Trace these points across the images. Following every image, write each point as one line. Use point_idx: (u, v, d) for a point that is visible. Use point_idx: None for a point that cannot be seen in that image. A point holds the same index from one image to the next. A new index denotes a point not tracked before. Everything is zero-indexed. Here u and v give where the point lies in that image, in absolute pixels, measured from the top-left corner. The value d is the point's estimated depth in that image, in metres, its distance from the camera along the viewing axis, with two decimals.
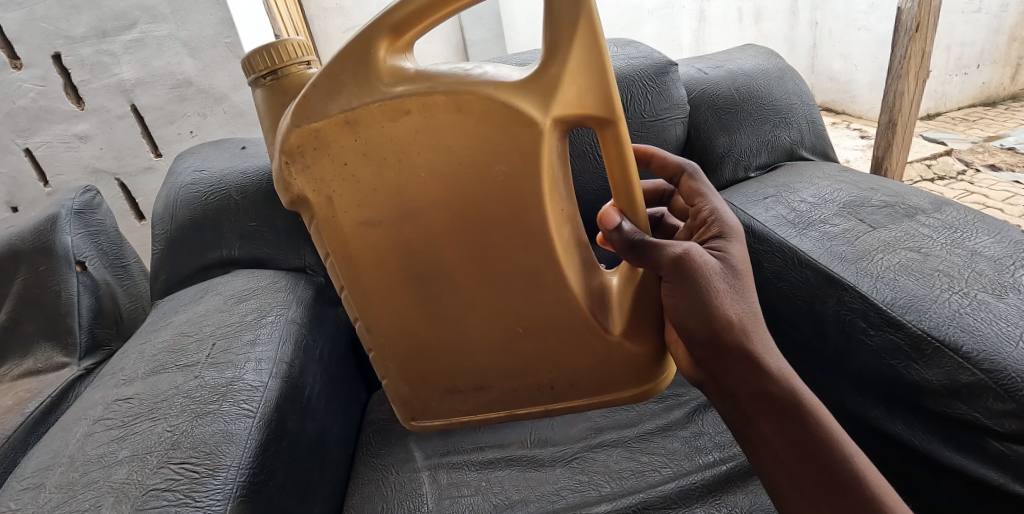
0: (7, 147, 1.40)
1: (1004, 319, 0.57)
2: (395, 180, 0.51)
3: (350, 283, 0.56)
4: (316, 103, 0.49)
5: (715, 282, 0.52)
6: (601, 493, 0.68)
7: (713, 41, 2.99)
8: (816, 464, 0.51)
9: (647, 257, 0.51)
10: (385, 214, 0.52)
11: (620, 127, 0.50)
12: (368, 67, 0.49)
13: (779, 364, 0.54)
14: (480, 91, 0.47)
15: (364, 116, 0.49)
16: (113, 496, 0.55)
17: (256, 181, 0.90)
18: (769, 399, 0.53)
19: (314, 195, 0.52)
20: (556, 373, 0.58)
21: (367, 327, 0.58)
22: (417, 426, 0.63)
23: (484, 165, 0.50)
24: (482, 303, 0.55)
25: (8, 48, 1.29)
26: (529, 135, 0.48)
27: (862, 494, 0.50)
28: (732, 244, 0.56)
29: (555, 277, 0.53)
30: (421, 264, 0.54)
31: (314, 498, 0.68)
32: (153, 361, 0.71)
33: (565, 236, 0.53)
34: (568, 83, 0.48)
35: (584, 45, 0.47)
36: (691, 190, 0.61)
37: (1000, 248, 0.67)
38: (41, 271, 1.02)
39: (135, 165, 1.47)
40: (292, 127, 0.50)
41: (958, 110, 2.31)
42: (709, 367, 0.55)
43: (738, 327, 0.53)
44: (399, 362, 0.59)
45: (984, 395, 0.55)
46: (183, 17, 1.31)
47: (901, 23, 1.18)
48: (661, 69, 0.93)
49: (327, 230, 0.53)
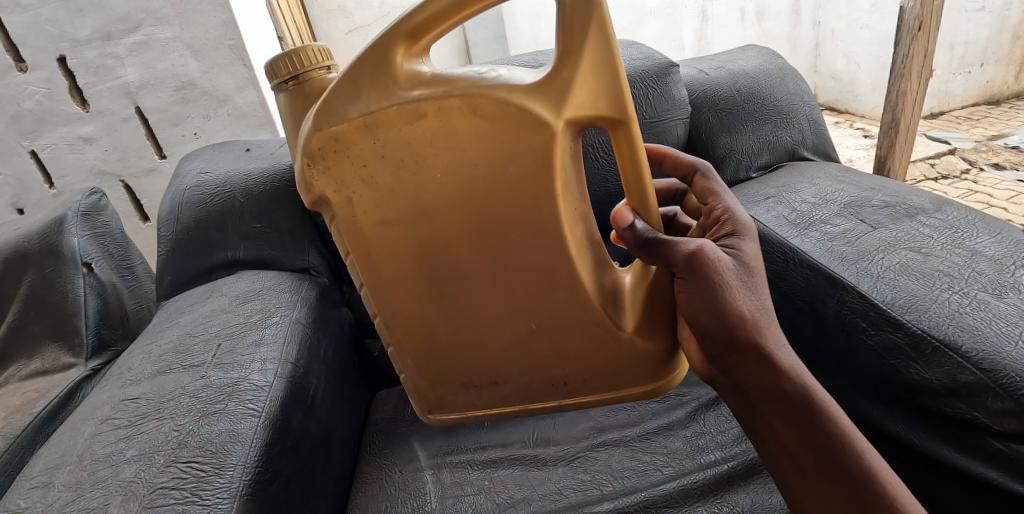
0: (13, 149, 1.42)
1: (1003, 319, 0.57)
2: (412, 180, 0.52)
3: (369, 281, 0.57)
4: (336, 106, 0.50)
5: (728, 279, 0.52)
6: (603, 493, 0.69)
7: (714, 41, 2.95)
8: (827, 459, 0.52)
9: (659, 254, 0.52)
10: (402, 214, 0.53)
11: (633, 129, 0.50)
12: (385, 72, 0.49)
13: (792, 360, 0.54)
14: (494, 94, 0.48)
15: (382, 119, 0.50)
16: (120, 494, 0.55)
17: (260, 183, 0.91)
18: (781, 395, 0.53)
19: (333, 195, 0.53)
20: (569, 370, 0.58)
21: (384, 324, 0.59)
22: (433, 420, 0.64)
23: (498, 165, 0.50)
24: (496, 300, 0.56)
25: (14, 52, 1.31)
26: (543, 137, 0.49)
27: (873, 489, 0.50)
28: (744, 242, 0.56)
29: (568, 274, 0.54)
30: (437, 263, 0.55)
31: (319, 496, 0.68)
32: (160, 361, 0.72)
33: (578, 235, 0.54)
34: (580, 85, 0.48)
35: (596, 48, 0.47)
36: (705, 188, 0.62)
37: (1001, 247, 0.67)
38: (49, 272, 1.03)
39: (140, 166, 1.48)
40: (313, 130, 0.51)
41: (962, 109, 2.31)
42: (721, 363, 0.55)
43: (751, 324, 0.53)
44: (416, 358, 0.60)
45: (983, 395, 0.55)
46: (187, 20, 1.31)
47: (903, 22, 1.18)
48: (662, 70, 0.93)
49: (346, 229, 0.54)
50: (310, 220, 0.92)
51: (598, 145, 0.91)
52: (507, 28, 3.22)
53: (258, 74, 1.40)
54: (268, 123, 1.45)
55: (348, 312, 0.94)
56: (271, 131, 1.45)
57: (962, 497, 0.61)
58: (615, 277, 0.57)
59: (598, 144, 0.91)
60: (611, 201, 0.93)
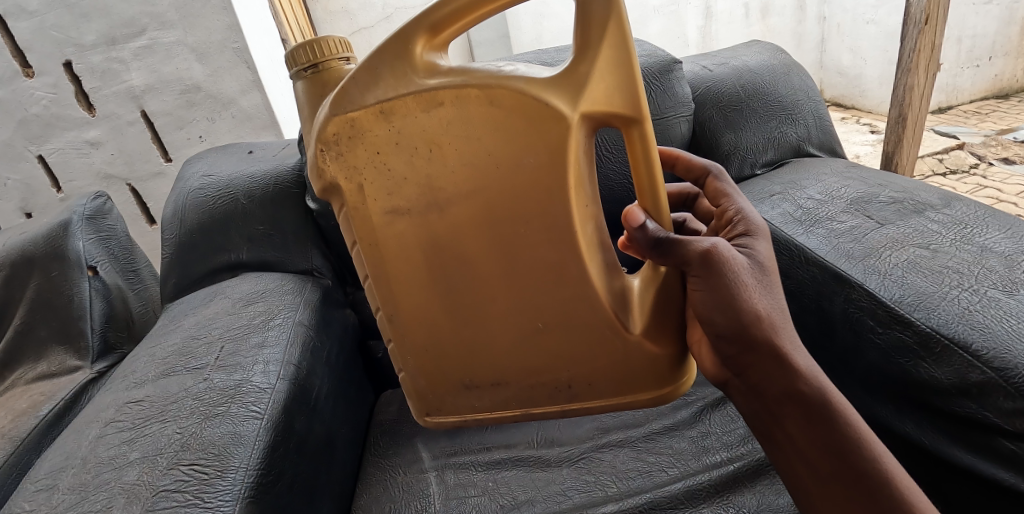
0: (21, 155, 1.44)
1: (1015, 316, 0.56)
2: (423, 169, 0.51)
3: (374, 271, 0.56)
4: (353, 93, 0.50)
5: (743, 277, 0.51)
6: (607, 494, 0.68)
7: (720, 37, 3.01)
8: (845, 465, 0.51)
9: (672, 253, 0.51)
10: (412, 205, 0.53)
11: (647, 128, 0.49)
12: (404, 62, 0.49)
13: (809, 362, 0.53)
14: (512, 85, 0.48)
15: (398, 106, 0.50)
16: (123, 496, 0.55)
17: (264, 185, 0.92)
18: (798, 398, 0.52)
19: (344, 182, 0.53)
20: (573, 372, 0.57)
21: (387, 317, 0.59)
22: (431, 422, 0.63)
23: (512, 157, 0.50)
24: (504, 296, 0.55)
25: (21, 57, 1.33)
26: (558, 128, 0.48)
27: (891, 495, 0.49)
28: (758, 242, 0.56)
29: (578, 270, 0.53)
30: (446, 255, 0.54)
31: (323, 497, 0.68)
32: (163, 364, 0.72)
33: (589, 233, 0.53)
34: (596, 81, 0.47)
35: (615, 43, 0.47)
36: (717, 190, 0.61)
37: (1012, 243, 0.66)
38: (54, 276, 1.03)
39: (145, 170, 1.49)
40: (329, 116, 0.51)
41: (970, 102, 2.28)
42: (735, 365, 0.54)
43: (767, 322, 0.52)
44: (417, 354, 0.60)
45: (994, 394, 0.54)
46: (191, 24, 1.31)
47: (910, 15, 1.16)
48: (665, 67, 0.93)
49: (355, 219, 0.54)
50: (314, 223, 0.92)
51: (600, 143, 0.91)
52: (511, 27, 3.22)
53: (262, 76, 1.39)
54: (273, 125, 1.44)
55: (351, 313, 0.94)
56: (276, 133, 1.45)
57: (975, 498, 0.59)
58: (624, 281, 0.56)
59: (603, 141, 0.91)
60: (617, 201, 0.93)
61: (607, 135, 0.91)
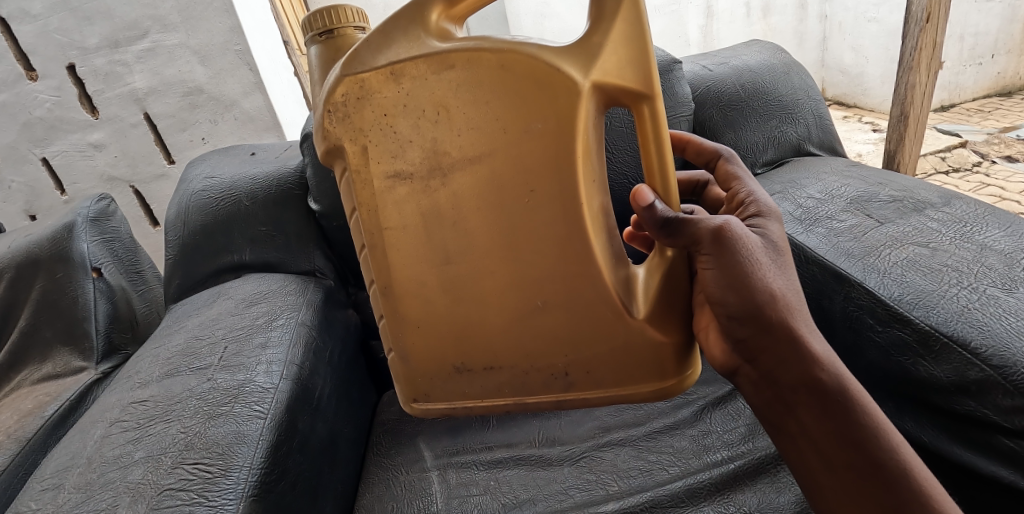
0: (25, 157, 1.45)
1: (1013, 314, 0.56)
2: (430, 133, 0.52)
3: (371, 239, 0.57)
4: (365, 54, 0.51)
5: (755, 256, 0.52)
6: (608, 492, 0.69)
7: (722, 36, 2.99)
8: (862, 455, 0.50)
9: (681, 233, 0.51)
10: (415, 171, 0.53)
11: (657, 105, 0.50)
12: (418, 26, 0.51)
13: (824, 348, 0.52)
14: (523, 51, 0.48)
15: (408, 67, 0.50)
16: (129, 495, 0.56)
17: (267, 185, 0.92)
18: (815, 385, 0.51)
19: (347, 144, 0.54)
20: (571, 357, 0.56)
21: (382, 290, 0.58)
22: (419, 409, 0.61)
23: (519, 123, 0.50)
24: (503, 269, 0.55)
25: (24, 60, 1.34)
26: (567, 94, 0.49)
27: (906, 484, 0.49)
28: (770, 223, 0.56)
29: (583, 246, 0.53)
30: (445, 227, 0.55)
31: (325, 496, 0.69)
32: (167, 364, 0.73)
33: (595, 207, 0.53)
34: (608, 53, 0.48)
35: (627, 17, 0.48)
36: (728, 172, 0.64)
37: (1012, 241, 0.66)
38: (60, 277, 1.04)
39: (149, 172, 1.50)
40: (340, 77, 0.52)
41: (973, 101, 2.27)
42: (747, 350, 0.53)
43: (782, 304, 0.51)
44: (409, 331, 0.59)
45: (992, 392, 0.54)
46: (193, 26, 1.32)
47: (912, 14, 1.16)
48: (666, 66, 0.93)
49: (358, 183, 0.55)
50: (316, 223, 0.93)
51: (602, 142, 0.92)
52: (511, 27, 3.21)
53: (264, 79, 1.39)
54: (275, 127, 1.45)
55: (353, 314, 0.94)
56: (277, 134, 1.45)
57: (975, 496, 0.60)
58: (629, 270, 0.56)
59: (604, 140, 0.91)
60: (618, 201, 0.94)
61: (608, 133, 0.92)
